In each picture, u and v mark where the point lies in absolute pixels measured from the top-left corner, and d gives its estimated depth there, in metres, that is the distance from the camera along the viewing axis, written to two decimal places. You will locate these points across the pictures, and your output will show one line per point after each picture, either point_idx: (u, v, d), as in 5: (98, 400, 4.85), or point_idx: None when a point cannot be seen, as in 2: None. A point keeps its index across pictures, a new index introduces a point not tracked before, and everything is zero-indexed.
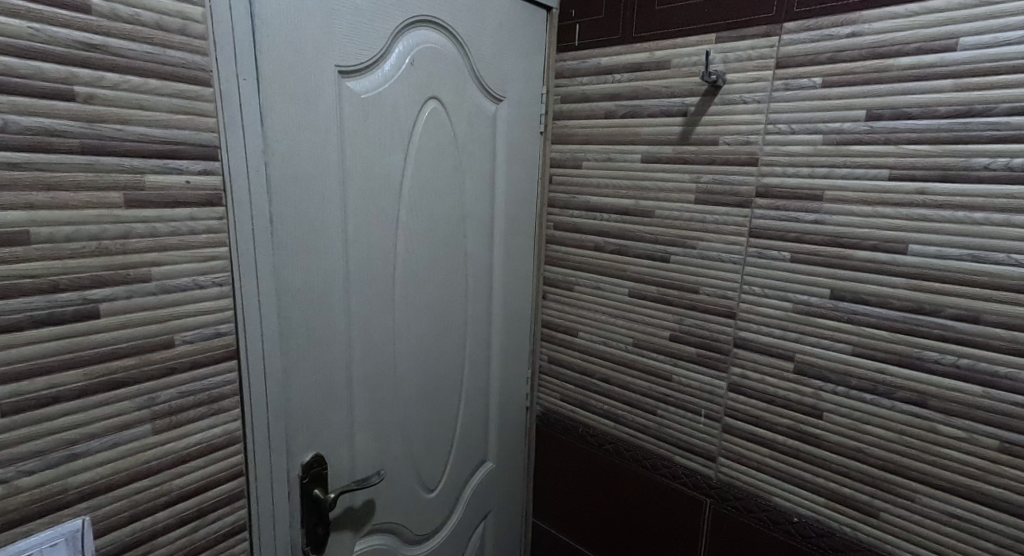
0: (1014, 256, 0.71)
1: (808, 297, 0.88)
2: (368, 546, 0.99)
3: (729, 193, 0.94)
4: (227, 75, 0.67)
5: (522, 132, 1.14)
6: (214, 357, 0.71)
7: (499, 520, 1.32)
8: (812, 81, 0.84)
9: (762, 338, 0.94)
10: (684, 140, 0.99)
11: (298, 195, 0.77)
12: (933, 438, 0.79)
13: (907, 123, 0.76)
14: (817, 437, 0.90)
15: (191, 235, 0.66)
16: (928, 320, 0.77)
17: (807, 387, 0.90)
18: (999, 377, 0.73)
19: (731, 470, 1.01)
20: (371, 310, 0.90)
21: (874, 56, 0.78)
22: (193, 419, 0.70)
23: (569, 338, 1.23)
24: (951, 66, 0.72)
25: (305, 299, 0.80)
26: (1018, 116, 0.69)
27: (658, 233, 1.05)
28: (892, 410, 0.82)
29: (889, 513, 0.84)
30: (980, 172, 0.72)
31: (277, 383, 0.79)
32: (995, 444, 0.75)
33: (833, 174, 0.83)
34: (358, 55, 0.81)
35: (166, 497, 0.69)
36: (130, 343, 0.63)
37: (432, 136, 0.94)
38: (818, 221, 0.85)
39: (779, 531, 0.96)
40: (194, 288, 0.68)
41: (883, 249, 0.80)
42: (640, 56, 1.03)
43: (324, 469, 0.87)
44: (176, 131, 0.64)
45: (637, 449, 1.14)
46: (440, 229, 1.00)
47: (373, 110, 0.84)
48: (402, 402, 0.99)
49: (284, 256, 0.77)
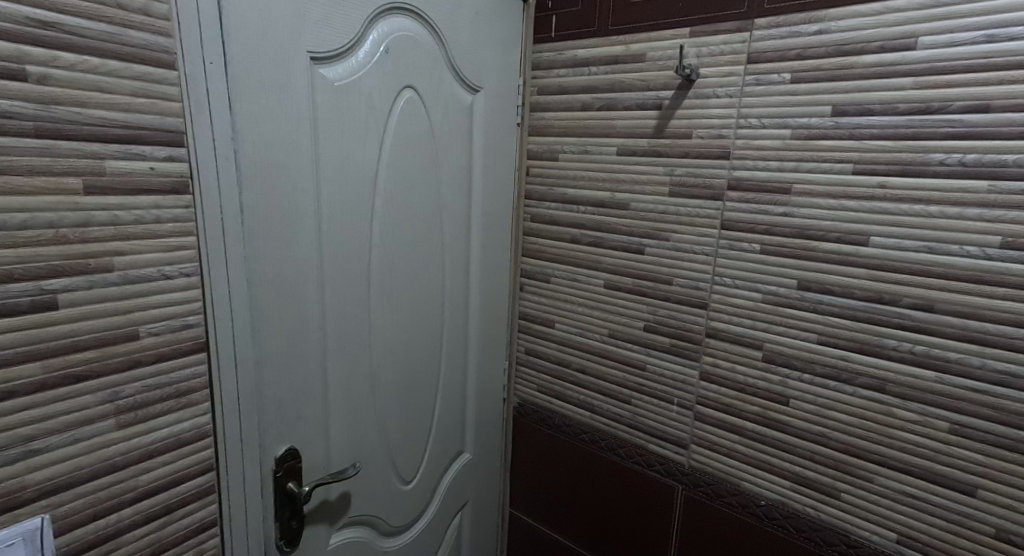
0: (966, 248, 0.74)
1: (776, 287, 0.90)
2: (344, 540, 0.98)
3: (702, 186, 0.96)
4: (193, 58, 0.65)
5: (499, 122, 1.13)
6: (181, 349, 0.69)
7: (476, 510, 1.32)
8: (782, 76, 0.85)
9: (733, 329, 0.96)
10: (658, 134, 1.00)
11: (270, 184, 0.75)
12: (889, 421, 0.83)
13: (870, 119, 0.79)
14: (784, 422, 0.93)
15: (156, 223, 0.64)
16: (888, 309, 0.81)
17: (774, 374, 0.93)
18: (951, 363, 0.77)
19: (703, 456, 1.04)
20: (346, 302, 0.89)
21: (840, 53, 0.80)
22: (159, 413, 0.68)
23: (545, 330, 1.24)
24: (911, 64, 0.75)
25: (276, 290, 0.79)
26: (973, 114, 0.72)
27: (633, 226, 1.06)
28: (853, 396, 0.86)
29: (850, 494, 0.88)
30: (936, 167, 0.75)
31: (249, 376, 0.77)
32: (946, 426, 0.79)
33: (801, 169, 0.85)
34: (331, 41, 0.79)
35: (132, 494, 0.67)
36: (92, 336, 0.61)
37: (407, 126, 0.93)
38: (786, 214, 0.87)
39: (747, 514, 0.99)
40: (160, 278, 0.66)
41: (846, 241, 0.83)
42: (614, 49, 1.03)
43: (298, 462, 0.86)
44: (139, 115, 0.61)
45: (611, 437, 1.17)
46: (416, 221, 0.99)
47: (347, 98, 0.83)
48: (379, 394, 0.99)
49: (255, 246, 0.75)
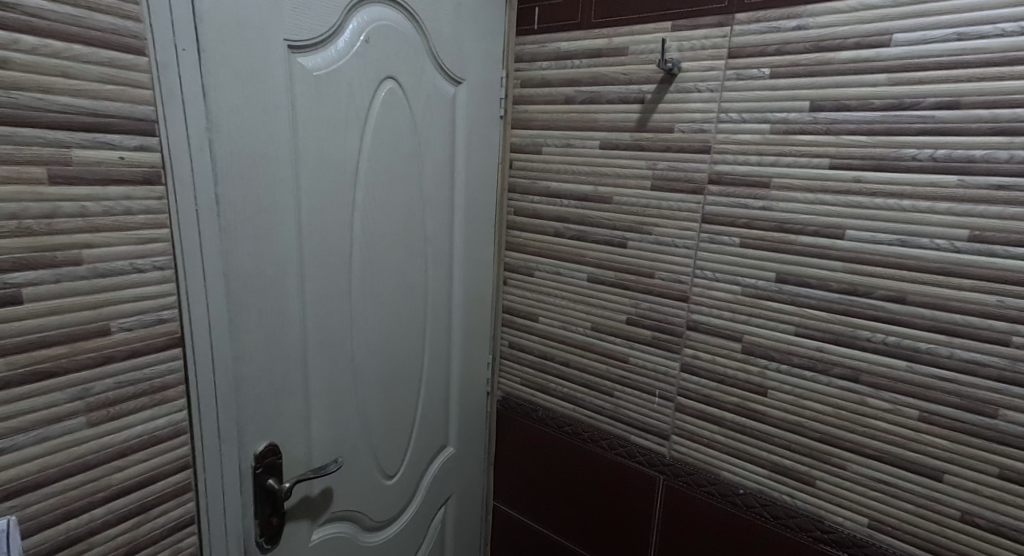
0: (936, 241, 0.76)
1: (755, 280, 0.92)
2: (326, 535, 0.98)
3: (683, 180, 0.97)
4: (164, 45, 0.63)
5: (482, 114, 1.12)
6: (155, 345, 0.68)
7: (460, 503, 1.33)
8: (761, 71, 0.86)
9: (713, 321, 0.98)
10: (641, 127, 1.00)
11: (247, 175, 0.73)
12: (862, 410, 0.85)
13: (846, 115, 0.80)
14: (762, 412, 0.95)
15: (127, 215, 0.63)
16: (863, 301, 0.83)
17: (753, 365, 0.95)
18: (921, 353, 0.79)
19: (683, 447, 1.05)
20: (327, 295, 0.88)
21: (818, 49, 0.81)
22: (132, 410, 0.67)
23: (529, 323, 1.24)
24: (885, 60, 0.77)
25: (254, 284, 0.77)
26: (944, 110, 0.74)
27: (616, 220, 1.06)
28: (828, 386, 0.88)
29: (825, 482, 0.91)
30: (909, 162, 0.77)
31: (227, 372, 0.76)
32: (916, 414, 0.81)
33: (780, 163, 0.86)
34: (309, 28, 0.77)
35: (104, 493, 0.66)
36: (60, 331, 0.59)
37: (389, 117, 0.92)
38: (766, 207, 0.89)
39: (726, 503, 1.01)
40: (132, 272, 0.64)
41: (822, 234, 0.84)
42: (597, 42, 1.03)
43: (278, 459, 0.85)
44: (106, 102, 0.59)
45: (593, 430, 1.18)
46: (398, 215, 0.98)
47: (326, 88, 0.81)
48: (361, 389, 0.98)
49: (232, 238, 0.73)
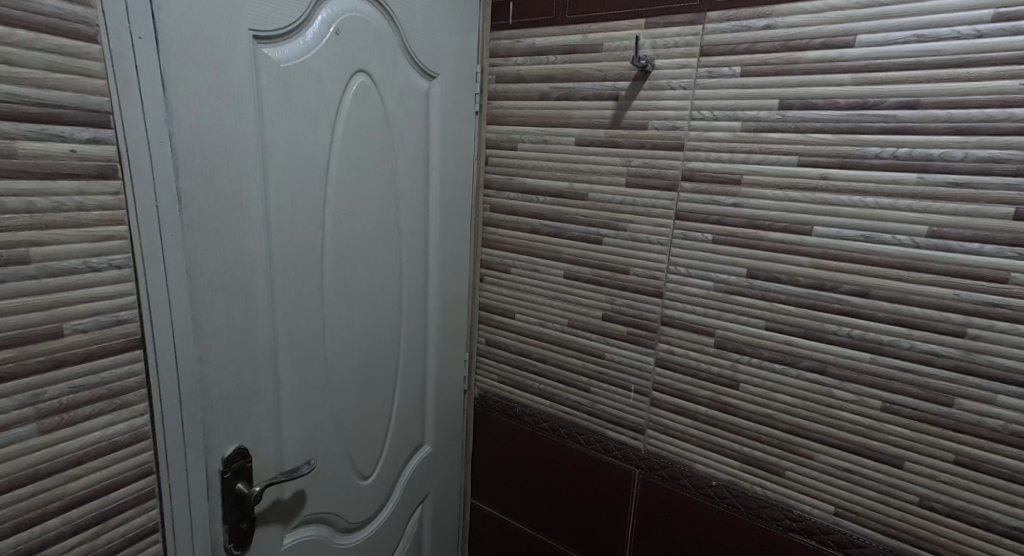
0: (898, 237, 0.79)
1: (727, 276, 0.93)
2: (298, 539, 0.95)
3: (657, 177, 0.98)
4: (118, 32, 0.60)
5: (456, 108, 1.11)
6: (114, 347, 0.65)
7: (436, 503, 1.32)
8: (732, 70, 0.88)
9: (687, 317, 0.99)
10: (616, 124, 1.01)
11: (212, 169, 0.70)
12: (829, 402, 0.88)
13: (814, 113, 0.82)
14: (734, 405, 0.97)
15: (80, 211, 0.60)
16: (829, 296, 0.85)
17: (725, 359, 0.96)
18: (884, 345, 0.82)
19: (658, 441, 1.07)
20: (299, 294, 0.85)
21: (786, 48, 0.83)
22: (88, 415, 0.64)
23: (505, 320, 1.24)
24: (851, 60, 0.79)
25: (220, 283, 0.74)
26: (904, 110, 0.76)
27: (592, 217, 1.07)
28: (797, 378, 0.90)
29: (794, 471, 0.93)
30: (872, 160, 0.79)
31: (193, 374, 0.73)
32: (879, 404, 0.84)
33: (751, 160, 0.88)
34: (276, 18, 0.74)
35: (58, 503, 0.63)
36: (7, 334, 0.56)
37: (361, 111, 0.90)
38: (736, 204, 0.90)
39: (700, 495, 1.03)
40: (86, 271, 0.61)
41: (791, 230, 0.86)
42: (572, 38, 1.03)
43: (248, 462, 0.83)
44: (55, 91, 0.56)
45: (570, 425, 1.18)
46: (371, 211, 0.96)
47: (295, 81, 0.79)
48: (334, 389, 0.96)
49: (195, 236, 0.70)
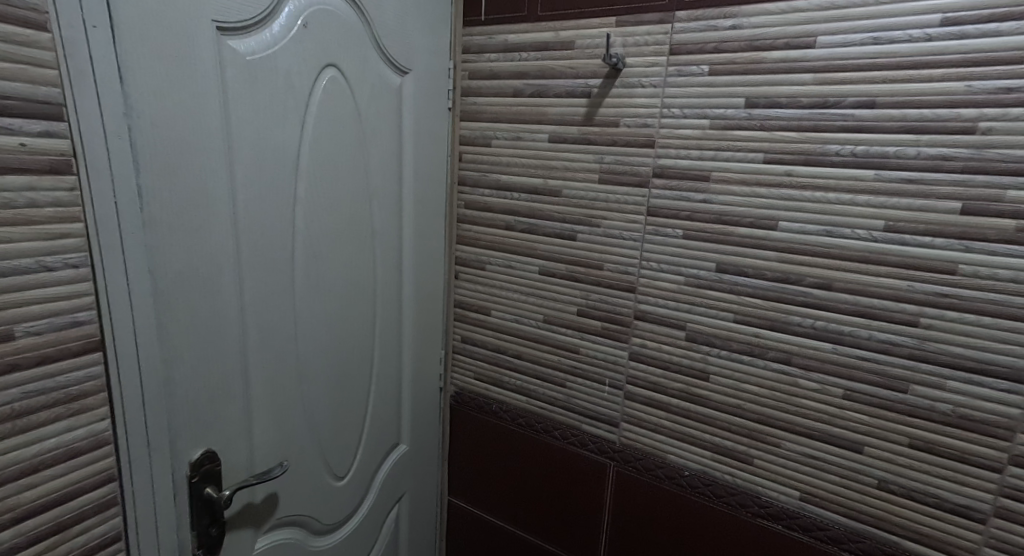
0: (858, 231, 0.82)
1: (697, 271, 0.96)
2: (271, 543, 0.94)
3: (629, 174, 0.99)
4: (70, 20, 0.57)
5: (430, 104, 1.10)
6: (72, 349, 0.62)
7: (413, 501, 1.31)
8: (700, 68, 0.90)
9: (659, 311, 1.01)
10: (588, 121, 1.02)
11: (173, 164, 0.68)
12: (794, 391, 0.91)
13: (778, 112, 0.85)
14: (705, 396, 0.99)
15: (31, 208, 0.57)
16: (794, 288, 0.88)
17: (696, 351, 0.99)
18: (845, 335, 0.86)
19: (632, 433, 1.09)
20: (268, 293, 0.84)
21: (752, 48, 0.85)
22: (44, 421, 0.61)
23: (479, 317, 1.24)
24: (812, 61, 0.81)
25: (184, 283, 0.72)
26: (862, 109, 0.79)
27: (565, 213, 1.07)
28: (764, 369, 0.93)
29: (762, 459, 0.96)
30: (833, 158, 0.82)
31: (157, 377, 0.71)
32: (840, 392, 0.88)
33: (719, 157, 0.90)
34: (241, 9, 0.72)
35: (13, 514, 0.60)
36: None
37: (332, 107, 0.88)
38: (706, 200, 0.92)
39: (673, 485, 1.06)
40: (40, 271, 0.58)
41: (758, 226, 0.89)
42: (544, 35, 1.03)
43: (217, 466, 0.80)
44: (2, 81, 0.53)
45: (546, 420, 1.19)
46: (343, 207, 0.94)
47: (262, 75, 0.77)
48: (307, 389, 0.94)
49: (157, 234, 0.68)
